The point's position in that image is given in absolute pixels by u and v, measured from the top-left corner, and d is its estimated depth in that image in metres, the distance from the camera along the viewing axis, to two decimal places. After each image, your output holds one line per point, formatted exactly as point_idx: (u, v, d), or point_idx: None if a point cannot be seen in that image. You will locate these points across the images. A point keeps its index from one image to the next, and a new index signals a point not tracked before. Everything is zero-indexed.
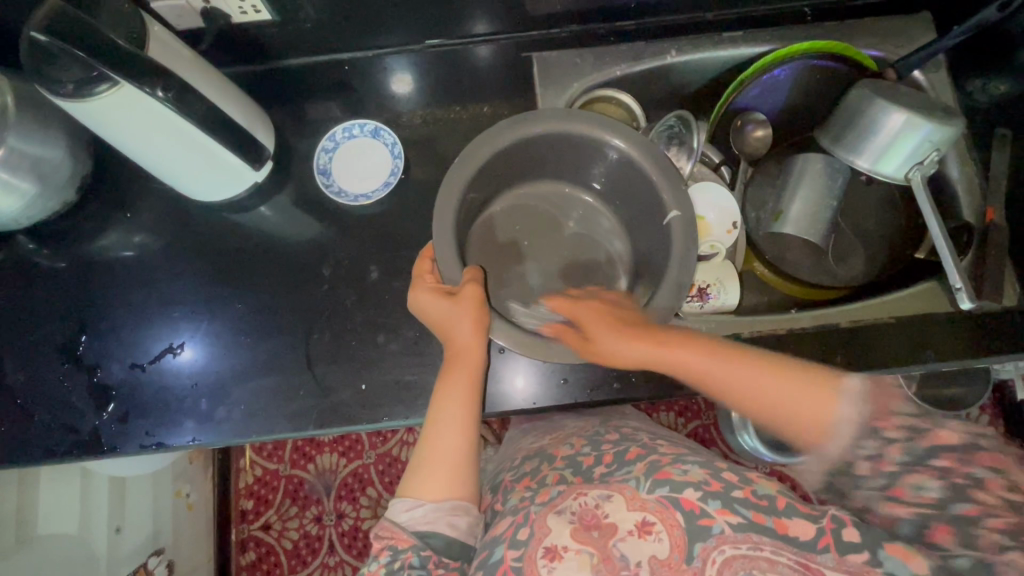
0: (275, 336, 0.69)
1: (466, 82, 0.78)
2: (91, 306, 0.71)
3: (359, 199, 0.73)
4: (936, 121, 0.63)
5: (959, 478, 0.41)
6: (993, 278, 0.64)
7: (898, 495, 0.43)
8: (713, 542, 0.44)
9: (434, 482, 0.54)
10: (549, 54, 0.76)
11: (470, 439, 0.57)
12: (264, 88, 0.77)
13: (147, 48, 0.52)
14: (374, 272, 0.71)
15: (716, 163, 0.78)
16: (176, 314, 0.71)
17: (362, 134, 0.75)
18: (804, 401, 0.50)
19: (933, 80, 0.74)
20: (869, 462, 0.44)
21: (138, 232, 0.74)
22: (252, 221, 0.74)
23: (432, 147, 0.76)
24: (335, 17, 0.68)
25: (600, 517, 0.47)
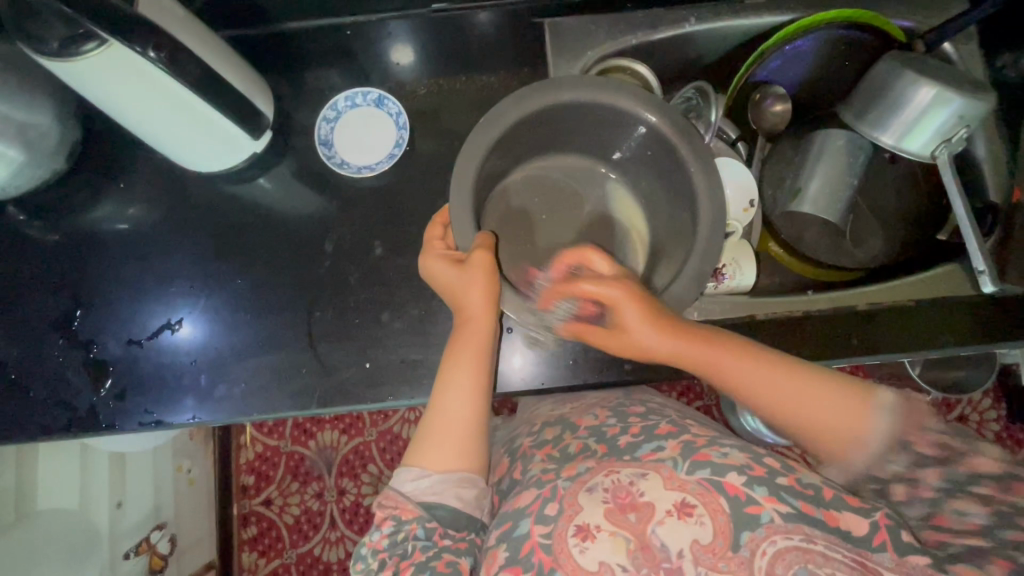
0: (277, 313, 0.67)
1: (474, 49, 0.74)
2: (84, 279, 0.69)
3: (362, 171, 0.70)
4: (966, 96, 0.60)
5: (1001, 506, 0.43)
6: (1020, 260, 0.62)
7: (942, 523, 0.44)
8: (762, 532, 0.43)
9: (441, 454, 0.53)
10: (562, 19, 0.72)
11: (477, 412, 0.55)
12: (262, 53, 0.73)
13: (137, 4, 0.48)
14: (378, 248, 0.69)
15: (733, 139, 0.74)
16: (173, 289, 0.69)
17: (365, 103, 0.72)
18: (848, 413, 0.50)
19: (959, 49, 0.70)
20: (905, 488, 0.47)
21: (132, 204, 0.71)
22: (251, 193, 0.71)
23: (438, 119, 0.73)
24: None
25: (635, 496, 0.46)
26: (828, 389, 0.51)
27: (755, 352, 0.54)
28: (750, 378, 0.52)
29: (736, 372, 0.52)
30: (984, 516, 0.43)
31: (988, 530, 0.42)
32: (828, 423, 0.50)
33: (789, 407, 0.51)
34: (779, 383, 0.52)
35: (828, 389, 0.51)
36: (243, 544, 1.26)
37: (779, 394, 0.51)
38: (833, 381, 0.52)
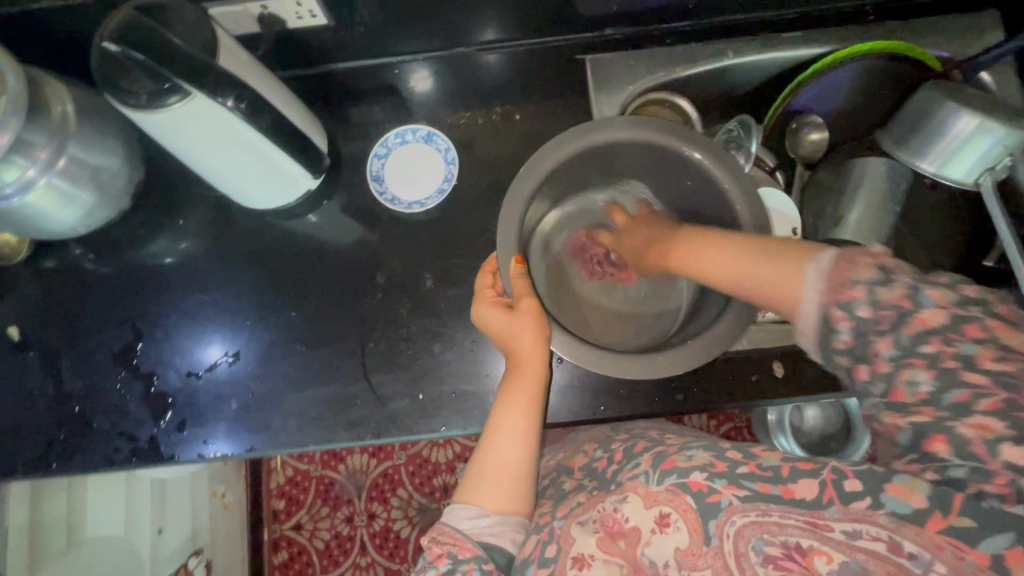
0: (330, 344, 0.69)
1: (514, 83, 0.76)
2: (143, 312, 0.71)
3: (412, 206, 0.72)
4: (1008, 125, 0.62)
5: (949, 363, 0.36)
6: None
7: (896, 399, 0.38)
8: (723, 516, 0.44)
9: (495, 496, 0.53)
10: (603, 57, 0.75)
11: (531, 455, 0.55)
12: (312, 93, 0.76)
13: (217, 55, 0.50)
14: (428, 279, 0.70)
15: (771, 168, 0.76)
16: (228, 322, 0.71)
17: (415, 139, 0.75)
18: (777, 281, 0.44)
19: (998, 76, 0.71)
20: (867, 367, 0.39)
21: (185, 239, 0.74)
22: (301, 227, 0.73)
23: (479, 152, 0.75)
24: (387, 21, 0.68)
25: (621, 522, 0.48)
26: (764, 252, 0.47)
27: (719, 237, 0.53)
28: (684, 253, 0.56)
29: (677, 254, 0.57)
30: (934, 381, 0.36)
31: (935, 397, 0.36)
32: (755, 282, 0.46)
33: (715, 277, 0.51)
34: (712, 256, 0.52)
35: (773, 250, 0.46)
36: (274, 569, 1.27)
37: (710, 266, 0.52)
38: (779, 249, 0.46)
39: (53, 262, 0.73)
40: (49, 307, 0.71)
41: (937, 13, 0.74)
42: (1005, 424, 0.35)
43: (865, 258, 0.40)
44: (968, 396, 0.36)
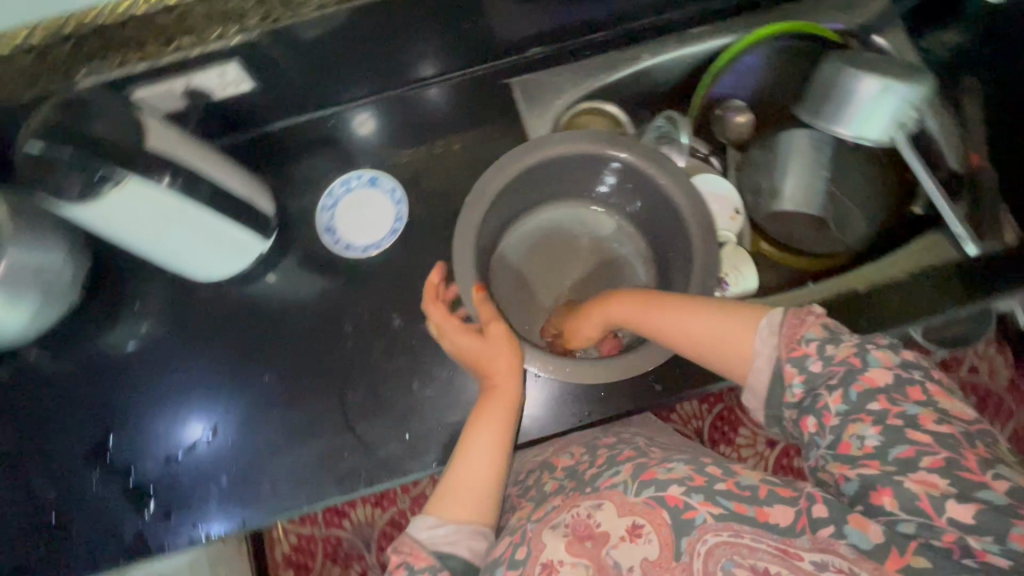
0: (309, 402, 0.68)
1: (449, 116, 0.78)
2: (110, 404, 0.69)
3: (368, 250, 0.73)
4: (908, 81, 0.67)
5: (892, 421, 0.43)
6: (990, 220, 0.69)
7: (845, 450, 0.44)
8: (696, 533, 0.43)
9: (455, 504, 0.51)
10: (528, 77, 0.78)
11: (499, 470, 0.54)
12: (251, 156, 0.77)
13: (145, 139, 0.51)
14: (397, 319, 0.71)
15: (705, 154, 0.81)
16: (201, 398, 0.69)
17: (360, 185, 0.75)
18: (729, 342, 0.53)
19: (894, 39, 0.76)
20: (815, 418, 0.46)
21: (145, 320, 0.72)
22: (261, 289, 0.73)
23: (427, 186, 0.77)
24: (312, 78, 0.70)
25: (593, 526, 0.45)
26: (720, 312, 0.54)
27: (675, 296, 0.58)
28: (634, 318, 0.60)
29: (626, 314, 0.61)
30: (879, 435, 0.43)
31: (882, 451, 0.42)
32: (707, 347, 0.54)
33: (682, 336, 0.56)
34: (676, 320, 0.56)
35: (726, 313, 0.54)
36: None
37: (671, 327, 0.56)
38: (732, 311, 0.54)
39: (7, 369, 0.70)
40: (9, 415, 0.69)
41: None
42: (945, 482, 0.40)
43: (810, 318, 0.50)
44: (912, 452, 0.42)
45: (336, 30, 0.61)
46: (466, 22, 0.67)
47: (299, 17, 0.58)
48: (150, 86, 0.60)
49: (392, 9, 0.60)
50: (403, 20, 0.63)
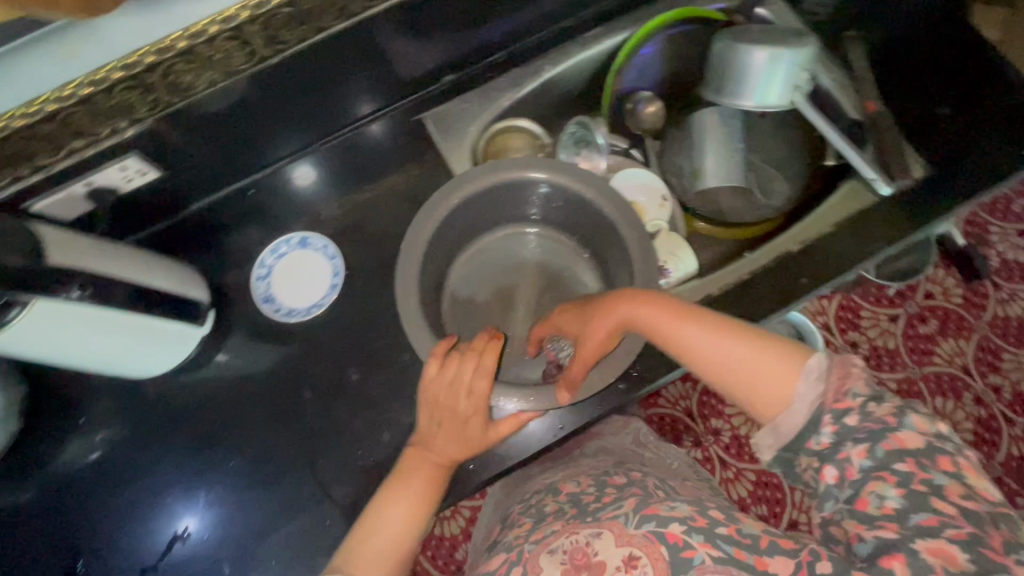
0: (284, 478, 0.68)
1: (373, 160, 0.80)
2: (73, 528, 0.67)
3: (311, 310, 0.73)
4: (792, 46, 0.69)
5: (916, 485, 0.41)
6: (896, 157, 0.71)
7: (863, 507, 0.42)
8: (695, 575, 0.43)
9: (364, 569, 0.51)
10: (439, 108, 0.78)
11: (407, 550, 0.54)
12: (176, 241, 0.75)
13: (46, 256, 0.48)
14: (354, 372, 0.71)
15: (625, 148, 0.83)
16: (166, 500, 0.68)
17: (291, 249, 0.76)
18: (762, 372, 0.50)
19: (777, 11, 0.80)
20: (836, 469, 0.44)
21: (97, 431, 0.69)
22: (213, 372, 0.71)
23: (368, 234, 0.79)
24: (224, 152, 0.69)
25: (589, 556, 0.46)
26: (760, 348, 0.51)
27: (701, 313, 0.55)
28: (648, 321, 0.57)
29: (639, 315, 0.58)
30: (901, 499, 0.41)
31: (902, 515, 0.40)
32: (736, 373, 0.51)
33: (694, 352, 0.54)
34: (695, 334, 0.54)
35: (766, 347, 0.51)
36: None
37: (695, 342, 0.54)
38: (768, 347, 0.51)
39: None
40: None
41: None
42: (966, 558, 0.37)
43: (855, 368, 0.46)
44: (935, 521, 0.39)
45: (235, 104, 0.61)
46: (367, 70, 0.67)
47: (191, 97, 0.57)
48: (45, 197, 0.59)
49: (288, 71, 0.60)
50: (302, 81, 0.63)
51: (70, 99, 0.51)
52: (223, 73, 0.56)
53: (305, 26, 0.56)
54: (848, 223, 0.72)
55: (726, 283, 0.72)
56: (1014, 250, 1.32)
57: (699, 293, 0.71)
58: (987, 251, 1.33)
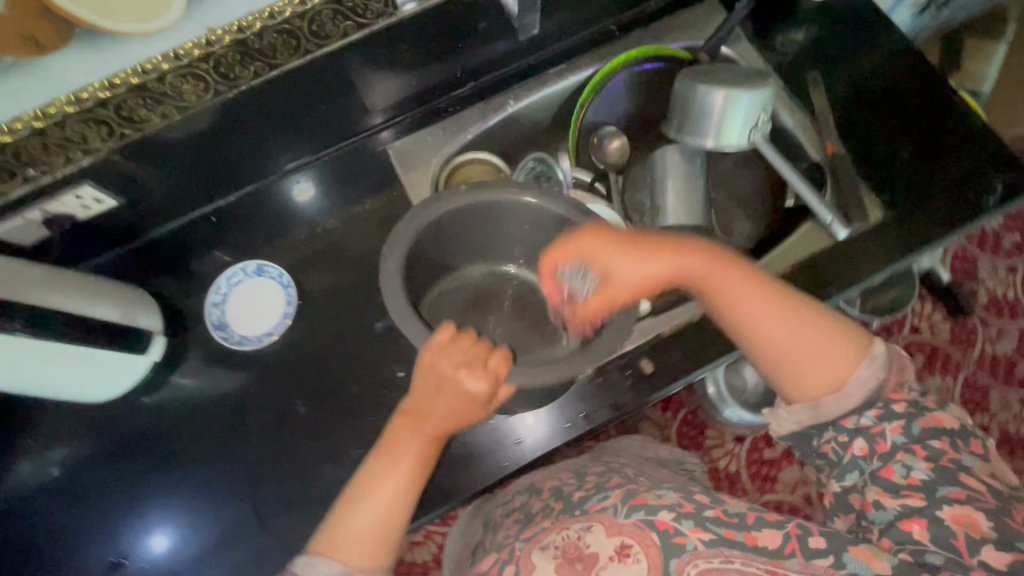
0: (223, 510, 0.71)
1: (363, 172, 0.83)
2: (13, 548, 0.69)
3: (263, 338, 0.76)
4: (751, 90, 0.70)
5: (945, 462, 0.54)
6: (854, 202, 0.74)
7: (888, 474, 0.56)
8: (687, 556, 0.51)
9: (355, 550, 0.54)
10: (406, 142, 0.81)
11: (399, 522, 0.56)
12: (134, 265, 0.79)
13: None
14: (300, 407, 0.74)
15: (589, 182, 0.84)
16: (113, 525, 0.70)
17: (246, 276, 0.78)
18: (838, 354, 0.57)
19: (742, 47, 0.81)
20: (862, 442, 0.57)
21: (49, 445, 0.71)
22: (165, 392, 0.74)
23: (346, 254, 0.82)
24: (179, 185, 0.72)
25: (581, 548, 0.52)
26: (830, 346, 0.57)
27: (790, 296, 0.59)
28: (739, 301, 0.58)
29: (738, 291, 0.58)
30: (928, 470, 0.54)
31: (931, 486, 0.53)
32: (804, 363, 0.57)
33: (761, 331, 0.58)
34: (770, 317, 0.58)
35: (844, 331, 0.58)
36: None
37: (782, 335, 0.57)
38: (847, 336, 0.58)
39: None
40: None
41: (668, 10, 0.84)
42: (988, 527, 0.49)
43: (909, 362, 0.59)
44: (962, 493, 0.52)
45: (200, 134, 0.63)
46: (333, 97, 0.70)
47: (145, 131, 0.59)
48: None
49: (241, 107, 0.62)
50: (259, 118, 0.66)
51: (21, 131, 0.55)
52: (183, 104, 0.59)
53: (259, 63, 0.59)
54: (805, 264, 0.73)
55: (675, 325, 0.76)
56: (1003, 287, 1.31)
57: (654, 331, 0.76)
58: (976, 287, 1.31)
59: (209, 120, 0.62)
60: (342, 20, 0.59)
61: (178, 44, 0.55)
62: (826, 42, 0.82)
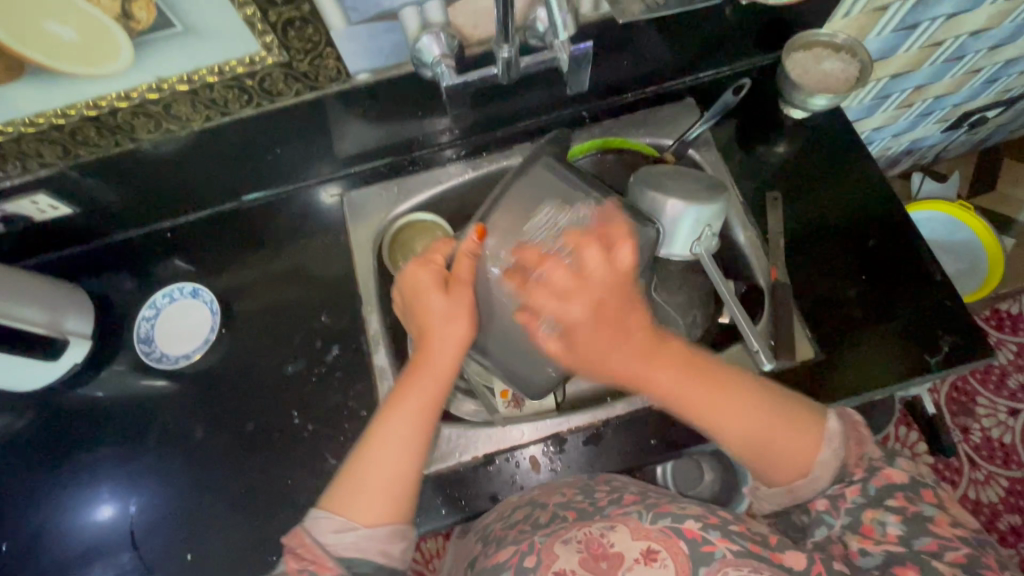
0: (211, 484, 0.92)
1: (399, 181, 1.06)
2: (56, 473, 0.95)
3: (178, 359, 0.98)
4: (694, 205, 0.88)
5: (911, 512, 0.67)
6: (786, 339, 0.89)
7: (869, 530, 0.67)
8: (718, 565, 0.62)
9: (367, 509, 0.69)
10: (407, 179, 1.06)
11: (414, 464, 0.73)
12: (149, 245, 1.05)
13: None
14: (251, 424, 0.94)
15: None
16: (69, 485, 0.94)
17: (182, 297, 1.01)
18: (783, 452, 0.70)
19: (705, 155, 1.04)
20: (824, 499, 0.71)
21: (100, 388, 0.99)
22: (138, 379, 0.99)
23: (284, 299, 1.02)
24: (149, 196, 0.97)
25: (606, 548, 0.65)
26: (787, 424, 0.71)
27: (763, 411, 0.72)
28: (717, 420, 0.72)
29: (700, 406, 0.73)
30: (900, 522, 0.66)
31: (908, 539, 0.65)
32: (765, 461, 0.71)
33: (737, 438, 0.72)
34: (709, 396, 0.73)
35: (806, 431, 0.70)
36: None
37: (757, 447, 0.71)
38: (809, 433, 0.70)
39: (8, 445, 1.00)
40: None
41: (662, 101, 1.06)
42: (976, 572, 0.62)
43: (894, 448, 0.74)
44: (935, 545, 0.64)
45: (166, 163, 0.89)
46: (289, 143, 0.94)
47: (97, 152, 0.84)
48: None
49: (231, 132, 0.87)
50: (258, 136, 0.90)
51: (38, 126, 0.77)
52: (172, 126, 0.83)
53: (213, 110, 0.83)
54: None
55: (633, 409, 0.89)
56: (999, 431, 1.75)
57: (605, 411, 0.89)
58: (973, 423, 1.77)
59: (169, 153, 0.87)
60: (295, 84, 0.82)
61: (134, 86, 0.75)
62: (793, 169, 1.03)
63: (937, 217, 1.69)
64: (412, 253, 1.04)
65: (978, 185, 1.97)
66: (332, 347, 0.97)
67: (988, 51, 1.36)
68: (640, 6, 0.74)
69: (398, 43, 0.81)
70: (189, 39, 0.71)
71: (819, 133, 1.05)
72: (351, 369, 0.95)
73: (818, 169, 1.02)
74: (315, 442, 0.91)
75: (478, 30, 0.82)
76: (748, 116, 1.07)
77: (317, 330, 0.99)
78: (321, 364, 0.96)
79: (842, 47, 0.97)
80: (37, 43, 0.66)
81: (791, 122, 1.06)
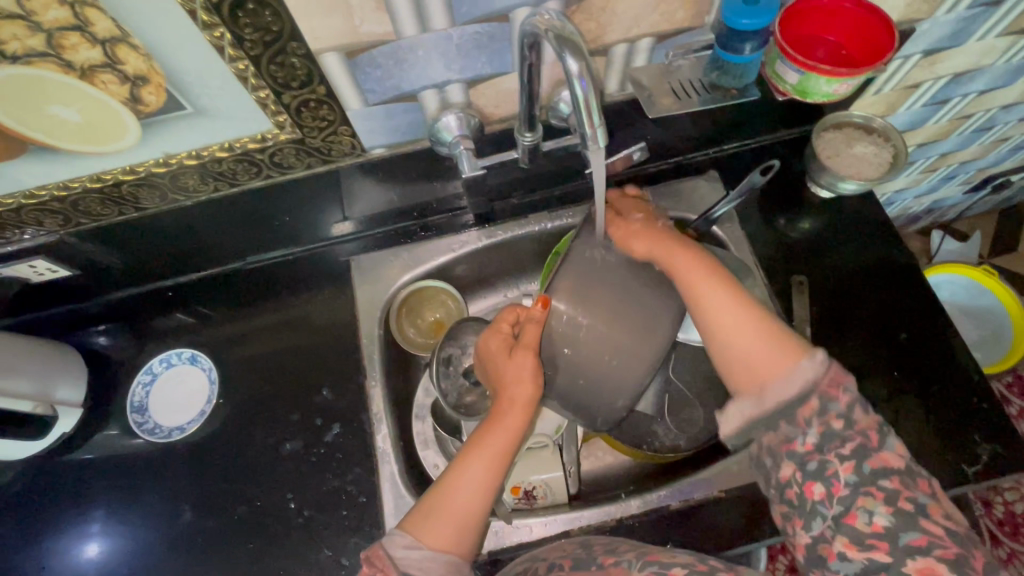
0: (197, 562, 0.87)
1: (409, 244, 1.01)
2: (35, 541, 0.90)
3: (172, 433, 0.94)
4: None
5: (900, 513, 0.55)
6: None
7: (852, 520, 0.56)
8: None
9: (438, 532, 0.62)
10: (417, 245, 1.01)
11: (483, 504, 0.64)
12: (146, 304, 1.01)
13: None
14: (242, 506, 0.89)
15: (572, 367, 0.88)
16: (47, 555, 0.89)
17: (181, 361, 0.98)
18: (767, 363, 0.64)
19: (727, 231, 0.99)
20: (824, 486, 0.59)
21: (90, 451, 0.94)
22: (128, 444, 0.94)
23: (282, 369, 0.97)
24: (151, 258, 0.93)
25: None
26: (770, 342, 0.64)
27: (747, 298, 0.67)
28: (716, 310, 0.67)
29: (699, 288, 0.67)
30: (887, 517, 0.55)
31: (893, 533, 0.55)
32: (744, 359, 0.65)
33: (723, 333, 0.66)
34: (722, 311, 0.66)
35: (786, 338, 0.65)
36: None
37: (731, 347, 0.65)
38: (781, 343, 0.64)
39: None
40: None
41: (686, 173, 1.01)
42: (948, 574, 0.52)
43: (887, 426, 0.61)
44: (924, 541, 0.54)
45: (168, 229, 0.86)
46: (295, 212, 0.90)
47: (97, 221, 0.81)
48: None
49: (237, 202, 0.83)
50: (265, 205, 0.85)
51: (39, 198, 0.75)
52: (176, 197, 0.80)
53: (218, 182, 0.79)
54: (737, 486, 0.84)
55: (648, 509, 0.85)
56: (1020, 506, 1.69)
57: (619, 507, 0.85)
58: (996, 499, 1.70)
59: (172, 220, 0.84)
60: (307, 158, 0.79)
61: (141, 161, 0.72)
62: (818, 249, 0.99)
63: (955, 281, 1.64)
64: (420, 321, 1.04)
65: (999, 245, 1.93)
66: (332, 426, 0.93)
67: (1019, 123, 1.33)
68: (671, 102, 0.73)
69: (414, 122, 0.78)
70: (201, 119, 0.68)
71: (848, 212, 1.01)
72: (351, 452, 0.91)
73: (846, 249, 0.98)
74: (310, 531, 0.86)
75: (500, 110, 0.79)
76: (772, 193, 1.02)
77: (317, 405, 0.94)
78: (318, 444, 0.92)
79: (875, 130, 0.94)
80: (39, 123, 0.64)
81: (817, 201, 1.02)
